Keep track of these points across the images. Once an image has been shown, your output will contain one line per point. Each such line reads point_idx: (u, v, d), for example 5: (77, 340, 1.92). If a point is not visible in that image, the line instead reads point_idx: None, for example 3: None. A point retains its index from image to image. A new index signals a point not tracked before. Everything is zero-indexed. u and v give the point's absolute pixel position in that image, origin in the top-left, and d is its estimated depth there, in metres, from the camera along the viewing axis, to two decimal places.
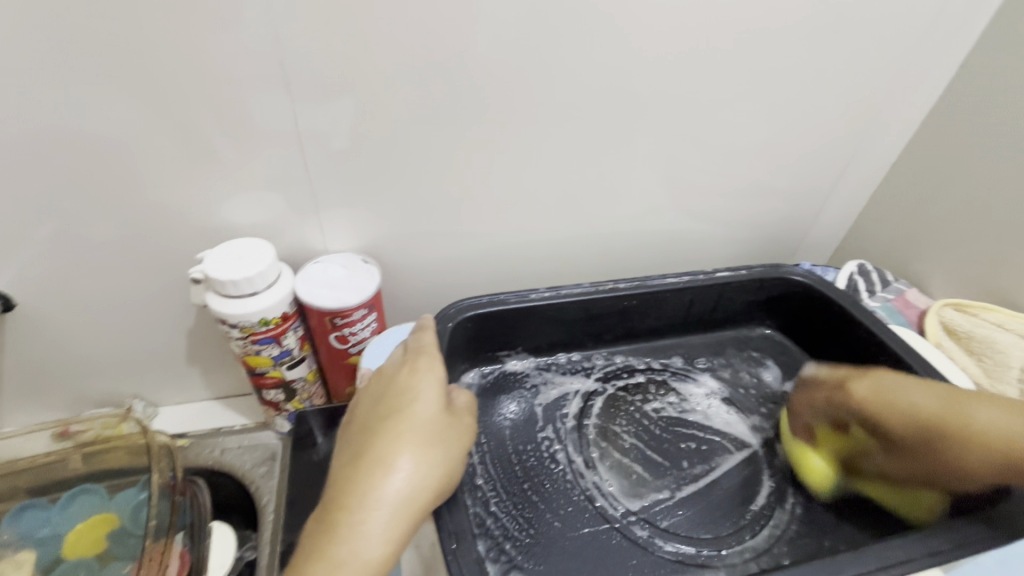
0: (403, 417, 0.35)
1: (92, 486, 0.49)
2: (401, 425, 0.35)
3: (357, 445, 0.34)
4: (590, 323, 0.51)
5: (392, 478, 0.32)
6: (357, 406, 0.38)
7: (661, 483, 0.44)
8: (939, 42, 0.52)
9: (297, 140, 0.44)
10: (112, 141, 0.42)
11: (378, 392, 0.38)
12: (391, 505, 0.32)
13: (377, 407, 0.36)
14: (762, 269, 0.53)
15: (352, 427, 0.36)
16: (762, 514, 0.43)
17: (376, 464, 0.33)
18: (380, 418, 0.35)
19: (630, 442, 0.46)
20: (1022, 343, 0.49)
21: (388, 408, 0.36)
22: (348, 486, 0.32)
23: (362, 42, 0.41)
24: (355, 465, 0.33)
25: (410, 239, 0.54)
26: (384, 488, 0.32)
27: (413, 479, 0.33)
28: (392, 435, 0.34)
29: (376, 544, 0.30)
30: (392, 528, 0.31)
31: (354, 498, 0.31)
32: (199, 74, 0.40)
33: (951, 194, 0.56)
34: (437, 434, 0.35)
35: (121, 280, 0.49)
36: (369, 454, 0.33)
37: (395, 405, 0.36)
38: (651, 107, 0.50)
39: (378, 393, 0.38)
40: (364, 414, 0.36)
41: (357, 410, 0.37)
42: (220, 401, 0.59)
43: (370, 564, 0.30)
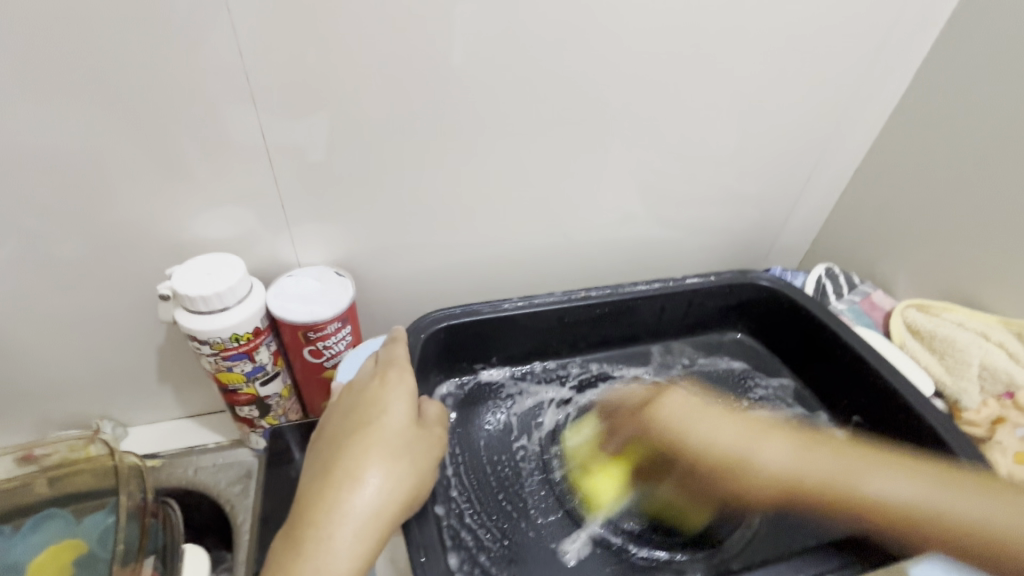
0: (372, 430, 0.35)
1: (57, 511, 0.48)
2: (369, 438, 0.34)
3: (324, 459, 0.34)
4: (563, 332, 0.52)
5: (360, 491, 0.32)
6: (327, 419, 0.37)
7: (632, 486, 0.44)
8: (895, 53, 0.54)
9: (268, 155, 0.44)
10: (75, 158, 0.41)
11: (348, 404, 0.37)
12: (359, 518, 0.31)
13: (345, 420, 0.36)
14: (731, 274, 0.55)
15: (321, 439, 0.36)
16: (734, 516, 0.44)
17: (344, 478, 0.32)
18: (349, 431, 0.35)
19: None
20: (979, 340, 0.51)
21: (357, 421, 0.36)
22: (315, 501, 0.32)
23: (333, 57, 0.41)
24: (322, 479, 0.33)
25: (384, 252, 0.54)
26: (351, 502, 0.32)
27: (381, 492, 0.33)
28: (360, 448, 0.34)
29: (344, 559, 0.30)
30: (360, 543, 0.31)
31: (321, 513, 0.31)
32: (166, 91, 0.39)
33: (910, 199, 0.59)
34: (407, 447, 0.35)
35: (88, 298, 0.48)
36: (337, 467, 0.33)
37: (364, 417, 0.36)
38: (621, 119, 0.51)
39: (348, 405, 0.37)
40: (334, 427, 0.36)
41: (326, 422, 0.37)
42: (193, 420, 0.58)
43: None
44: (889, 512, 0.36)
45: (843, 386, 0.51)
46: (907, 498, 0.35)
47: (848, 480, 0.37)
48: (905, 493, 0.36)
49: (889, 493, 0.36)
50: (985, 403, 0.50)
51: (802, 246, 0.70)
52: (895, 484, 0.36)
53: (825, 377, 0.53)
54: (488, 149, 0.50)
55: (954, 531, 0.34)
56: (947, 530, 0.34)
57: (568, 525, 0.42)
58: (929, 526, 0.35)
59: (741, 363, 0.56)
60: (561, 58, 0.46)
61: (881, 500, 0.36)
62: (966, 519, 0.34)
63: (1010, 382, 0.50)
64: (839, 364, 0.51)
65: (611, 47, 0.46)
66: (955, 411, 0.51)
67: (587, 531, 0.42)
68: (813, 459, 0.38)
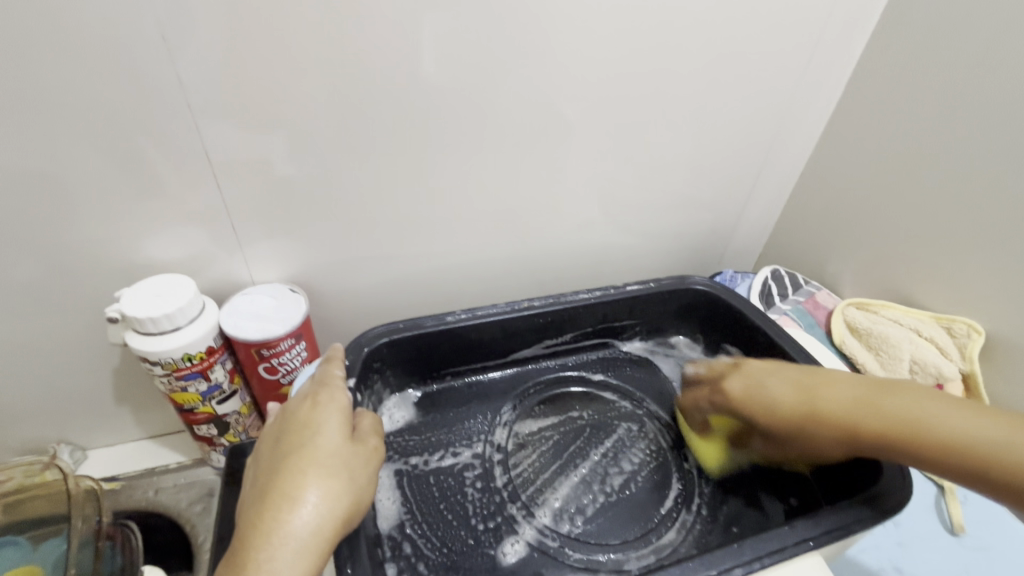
0: (307, 451, 0.36)
1: (10, 538, 0.47)
2: (305, 460, 0.35)
3: (261, 486, 0.34)
4: (507, 341, 0.53)
5: (298, 512, 0.33)
6: (262, 446, 0.38)
7: (571, 488, 0.46)
8: (829, 62, 0.56)
9: (219, 177, 0.45)
10: (20, 185, 0.41)
11: (282, 430, 0.38)
12: (298, 538, 0.32)
13: (280, 444, 0.36)
14: (670, 281, 0.56)
15: (256, 469, 0.36)
16: (669, 516, 0.45)
17: (281, 501, 0.33)
18: (284, 456, 0.36)
19: (542, 458, 0.47)
20: (911, 336, 0.54)
21: (290, 446, 0.36)
22: (254, 526, 0.32)
23: (281, 77, 0.42)
24: (261, 504, 0.33)
25: (342, 267, 0.55)
26: (291, 523, 0.32)
27: (320, 509, 0.33)
28: (296, 469, 0.35)
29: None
30: (301, 561, 0.31)
31: (261, 537, 0.31)
32: (111, 116, 0.40)
33: (854, 200, 0.61)
34: (344, 463, 0.36)
35: (42, 323, 0.48)
36: (273, 491, 0.34)
37: (298, 441, 0.36)
38: (573, 130, 0.53)
39: (283, 430, 0.38)
40: (269, 452, 0.36)
41: (262, 451, 0.37)
42: (155, 440, 0.58)
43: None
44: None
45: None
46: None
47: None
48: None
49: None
50: None
51: (757, 247, 0.72)
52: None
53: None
54: (440, 162, 0.51)
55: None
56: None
57: (506, 532, 0.43)
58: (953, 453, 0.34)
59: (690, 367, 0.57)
60: (507, 74, 0.47)
61: (997, 445, 0.33)
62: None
63: (940, 375, 0.53)
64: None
65: (555, 63, 0.48)
66: None
67: (527, 536, 0.42)
68: (898, 396, 0.37)
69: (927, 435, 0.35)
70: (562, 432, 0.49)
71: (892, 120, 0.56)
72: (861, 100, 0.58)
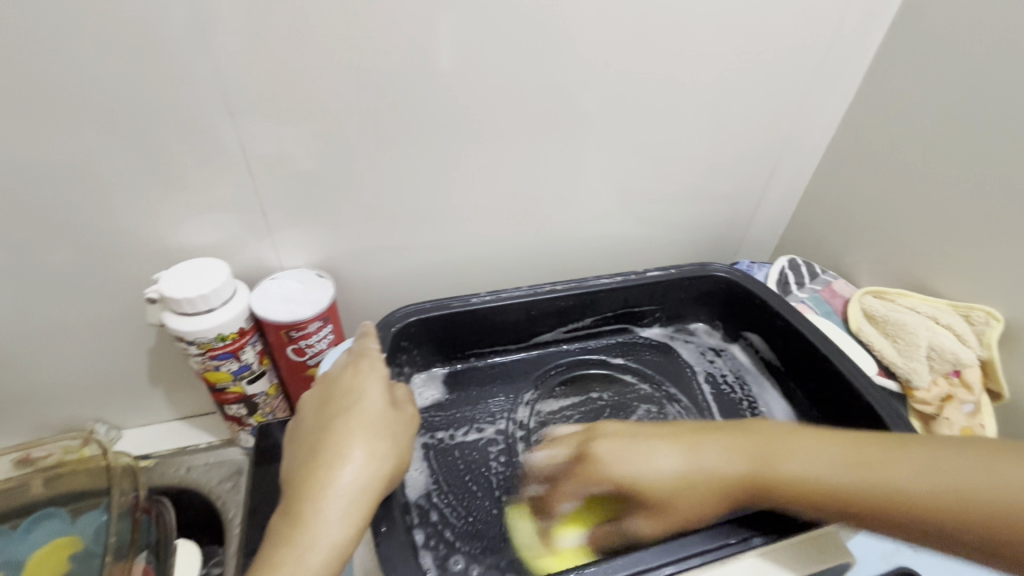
0: (353, 414, 0.38)
1: (54, 510, 0.50)
2: (351, 422, 0.38)
3: (310, 446, 0.37)
4: (530, 324, 0.54)
5: (347, 469, 0.35)
6: (306, 410, 0.40)
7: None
8: (847, 51, 0.56)
9: (251, 167, 0.47)
10: (66, 173, 0.43)
11: (325, 395, 0.40)
12: (348, 492, 0.34)
13: (326, 408, 0.39)
14: (690, 268, 0.57)
15: (303, 430, 0.39)
16: None
17: (331, 458, 0.35)
18: (331, 418, 0.38)
19: None
20: (928, 324, 0.54)
21: (336, 409, 0.39)
22: (307, 480, 0.34)
23: (311, 68, 0.43)
24: (312, 461, 0.36)
25: (367, 254, 0.56)
26: (341, 478, 0.35)
27: (367, 468, 0.36)
28: (345, 430, 0.37)
29: (337, 529, 0.33)
30: (352, 512, 0.34)
31: (314, 490, 0.34)
32: (150, 105, 0.42)
33: (872, 191, 0.61)
34: (386, 427, 0.38)
35: (82, 307, 0.50)
36: (323, 449, 0.36)
37: (344, 405, 0.39)
38: (591, 121, 0.54)
39: (326, 396, 0.40)
40: (314, 415, 0.39)
41: (304, 414, 0.40)
42: (185, 421, 0.60)
43: (335, 548, 0.33)
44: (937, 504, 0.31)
45: (796, 369, 0.53)
46: (957, 487, 0.31)
47: (919, 480, 0.31)
48: (930, 480, 0.31)
49: (930, 482, 0.31)
50: (935, 382, 0.54)
51: (773, 239, 0.72)
52: (930, 471, 0.32)
53: (782, 360, 0.55)
54: (460, 153, 0.52)
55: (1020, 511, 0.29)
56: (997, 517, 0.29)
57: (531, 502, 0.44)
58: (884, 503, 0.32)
59: (710, 352, 0.58)
60: (525, 67, 0.48)
61: (900, 490, 0.32)
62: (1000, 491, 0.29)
63: (957, 361, 0.52)
64: (790, 350, 0.53)
65: (573, 56, 0.49)
66: (907, 391, 0.54)
67: None
68: (782, 454, 0.35)
69: (827, 484, 0.33)
70: (584, 412, 0.51)
71: (909, 110, 0.56)
72: (880, 89, 0.58)
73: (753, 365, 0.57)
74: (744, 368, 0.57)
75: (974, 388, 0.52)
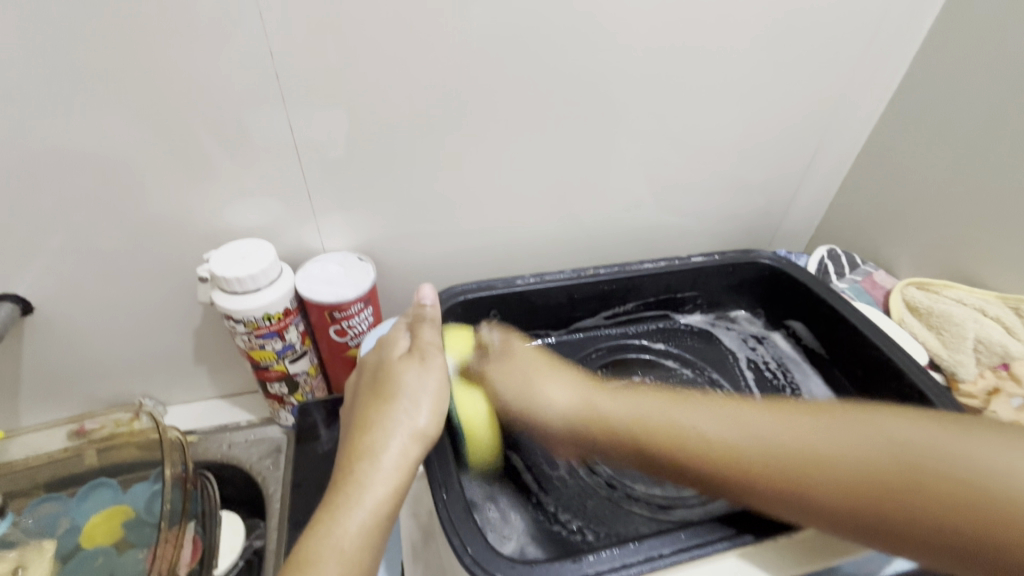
0: (390, 385, 0.41)
1: (105, 479, 0.52)
2: (389, 390, 0.40)
3: (358, 417, 0.40)
4: (572, 308, 0.55)
5: (387, 432, 0.38)
6: (354, 390, 0.44)
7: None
8: (893, 38, 0.55)
9: (295, 151, 0.48)
10: (122, 156, 0.45)
11: (370, 368, 0.43)
12: (390, 452, 0.37)
13: (369, 382, 0.42)
14: (734, 255, 0.57)
15: (353, 406, 0.42)
16: None
17: (373, 424, 0.39)
18: (372, 390, 0.41)
19: None
20: (974, 314, 0.53)
21: (376, 381, 0.42)
22: (353, 445, 0.38)
23: (354, 52, 0.44)
24: (358, 429, 0.39)
25: (404, 239, 0.57)
26: (382, 441, 0.38)
27: (409, 431, 0.39)
28: (383, 399, 0.40)
29: (380, 487, 0.36)
30: (392, 473, 0.36)
31: (360, 452, 0.37)
32: (202, 90, 0.43)
33: (914, 181, 0.60)
34: (420, 391, 0.41)
35: (133, 286, 0.52)
36: (365, 420, 0.39)
37: (383, 376, 0.42)
38: (627, 107, 0.53)
39: (370, 371, 0.43)
40: (360, 392, 0.42)
41: (353, 393, 0.43)
42: (227, 399, 0.62)
43: (379, 505, 0.35)
44: (846, 471, 0.32)
45: (840, 355, 0.53)
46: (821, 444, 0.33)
47: (821, 444, 0.33)
48: (838, 448, 0.33)
49: (795, 437, 0.34)
50: (982, 375, 0.52)
51: (809, 231, 0.71)
52: (814, 433, 0.34)
53: (826, 348, 0.55)
54: (494, 140, 0.52)
55: (930, 474, 0.30)
56: (897, 481, 0.30)
57: (574, 479, 0.47)
58: (759, 461, 0.35)
59: (753, 339, 0.58)
60: (562, 52, 0.48)
61: (768, 441, 0.35)
62: (910, 457, 0.31)
63: (1006, 354, 0.52)
64: (834, 337, 0.53)
65: (610, 41, 0.49)
66: (950, 383, 0.53)
67: (595, 484, 0.46)
68: (675, 410, 0.39)
69: (728, 447, 0.36)
70: None
71: (959, 97, 0.54)
72: (926, 76, 0.56)
73: (796, 352, 0.57)
74: (785, 356, 0.57)
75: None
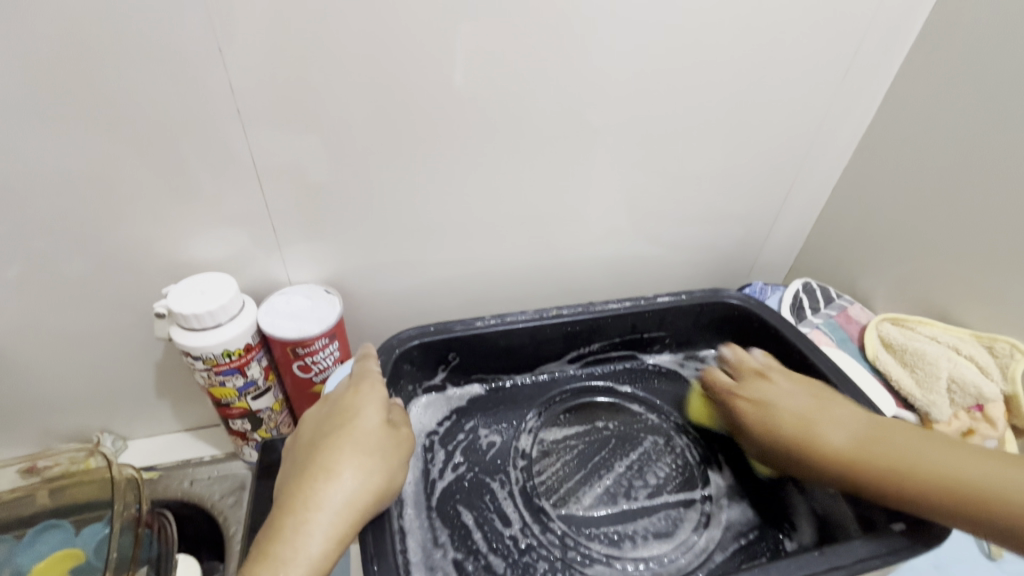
0: (345, 430, 0.38)
1: (56, 521, 0.50)
2: (342, 438, 0.38)
3: (304, 461, 0.37)
4: (536, 347, 0.54)
5: (335, 485, 0.36)
6: (303, 429, 0.40)
7: (592, 500, 0.47)
8: (864, 73, 0.56)
9: (262, 181, 0.47)
10: (80, 185, 0.44)
11: (325, 412, 0.41)
12: (334, 508, 0.35)
13: (322, 425, 0.39)
14: (702, 294, 0.56)
15: (298, 447, 0.39)
16: (692, 536, 0.45)
17: (320, 473, 0.36)
18: (325, 435, 0.38)
19: (569, 467, 0.49)
20: (949, 354, 0.53)
21: (331, 424, 0.39)
22: (295, 495, 0.35)
23: (324, 82, 0.43)
24: (303, 476, 0.36)
25: (375, 269, 0.56)
26: (327, 494, 0.35)
27: (359, 486, 0.36)
28: (334, 446, 0.37)
29: (318, 542, 0.33)
30: (334, 527, 0.34)
31: (301, 504, 0.35)
32: (163, 121, 0.42)
33: (893, 215, 0.59)
34: (377, 445, 0.38)
35: (93, 318, 0.51)
36: (312, 467, 0.36)
37: (340, 422, 0.39)
38: (603, 137, 0.53)
39: (324, 413, 0.40)
40: (311, 433, 0.39)
41: (303, 429, 0.40)
42: (190, 433, 0.61)
43: (315, 563, 0.33)
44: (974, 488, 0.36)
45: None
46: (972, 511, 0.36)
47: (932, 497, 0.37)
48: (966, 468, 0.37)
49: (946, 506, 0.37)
50: (955, 416, 0.52)
51: (787, 260, 0.71)
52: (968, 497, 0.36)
53: None
54: (471, 172, 0.52)
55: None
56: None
57: (527, 536, 0.44)
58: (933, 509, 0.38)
59: None
60: (541, 88, 0.48)
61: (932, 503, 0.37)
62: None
63: (980, 396, 0.51)
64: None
65: (588, 77, 0.49)
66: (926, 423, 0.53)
67: (549, 543, 0.44)
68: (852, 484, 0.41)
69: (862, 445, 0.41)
70: (588, 444, 0.51)
71: (932, 134, 0.55)
72: (900, 110, 0.57)
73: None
74: None
75: (997, 424, 0.50)
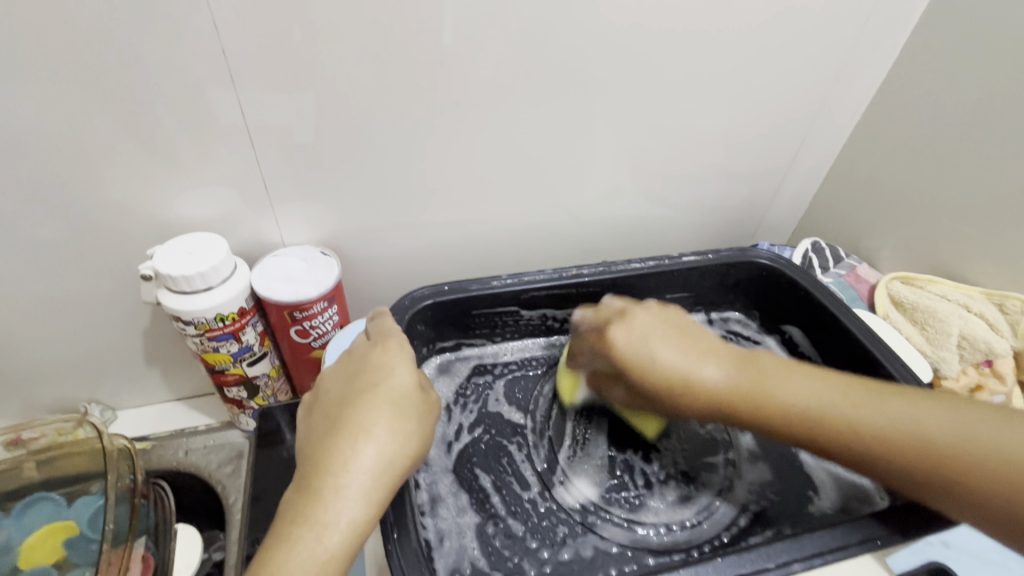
0: (379, 389, 0.37)
1: (46, 493, 0.48)
2: (376, 397, 0.36)
3: (334, 418, 0.36)
4: (553, 308, 0.53)
5: (371, 445, 0.34)
6: (330, 383, 0.39)
7: (603, 459, 0.46)
8: (884, 23, 0.53)
9: (247, 135, 0.44)
10: (43, 139, 0.40)
11: (351, 370, 0.39)
12: (372, 469, 0.33)
13: (352, 382, 0.38)
14: (730, 254, 0.56)
15: (325, 404, 0.37)
16: (714, 497, 0.45)
17: (356, 431, 0.34)
18: (356, 392, 0.37)
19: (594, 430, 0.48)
20: (960, 311, 0.53)
21: (362, 382, 0.37)
22: (330, 453, 0.33)
23: (314, 27, 0.40)
24: (337, 433, 0.34)
25: (373, 231, 0.54)
26: (364, 453, 0.34)
27: (394, 449, 0.35)
28: (368, 406, 0.36)
29: (355, 506, 0.32)
30: (372, 492, 0.33)
31: (337, 463, 0.33)
32: (134, 66, 0.38)
33: (902, 176, 0.58)
34: (412, 406, 0.37)
35: (71, 285, 0.48)
36: (346, 426, 0.35)
37: (371, 380, 0.37)
38: (609, 91, 0.50)
39: (352, 370, 0.39)
40: (340, 388, 0.38)
41: (329, 384, 0.38)
42: (183, 402, 0.59)
43: (355, 527, 0.32)
44: (871, 440, 0.35)
45: (842, 370, 0.52)
46: (876, 429, 0.35)
47: (848, 414, 0.36)
48: (871, 416, 0.35)
49: (850, 411, 0.36)
50: (964, 371, 0.53)
51: (792, 220, 0.70)
52: (865, 408, 0.36)
53: (823, 358, 0.54)
54: (472, 128, 0.49)
55: (908, 437, 0.34)
56: (925, 447, 0.33)
57: (546, 501, 0.44)
58: (845, 432, 0.35)
59: (741, 343, 0.58)
60: (546, 36, 0.45)
61: (830, 412, 0.36)
62: (938, 434, 0.33)
63: (990, 351, 0.52)
64: (834, 346, 0.53)
65: (594, 24, 0.46)
66: (934, 380, 0.54)
67: (569, 507, 0.43)
68: (750, 374, 0.38)
69: (791, 408, 0.37)
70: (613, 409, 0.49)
71: (949, 85, 0.53)
72: (922, 60, 0.54)
73: (791, 359, 0.57)
74: None
75: (1006, 379, 0.51)
